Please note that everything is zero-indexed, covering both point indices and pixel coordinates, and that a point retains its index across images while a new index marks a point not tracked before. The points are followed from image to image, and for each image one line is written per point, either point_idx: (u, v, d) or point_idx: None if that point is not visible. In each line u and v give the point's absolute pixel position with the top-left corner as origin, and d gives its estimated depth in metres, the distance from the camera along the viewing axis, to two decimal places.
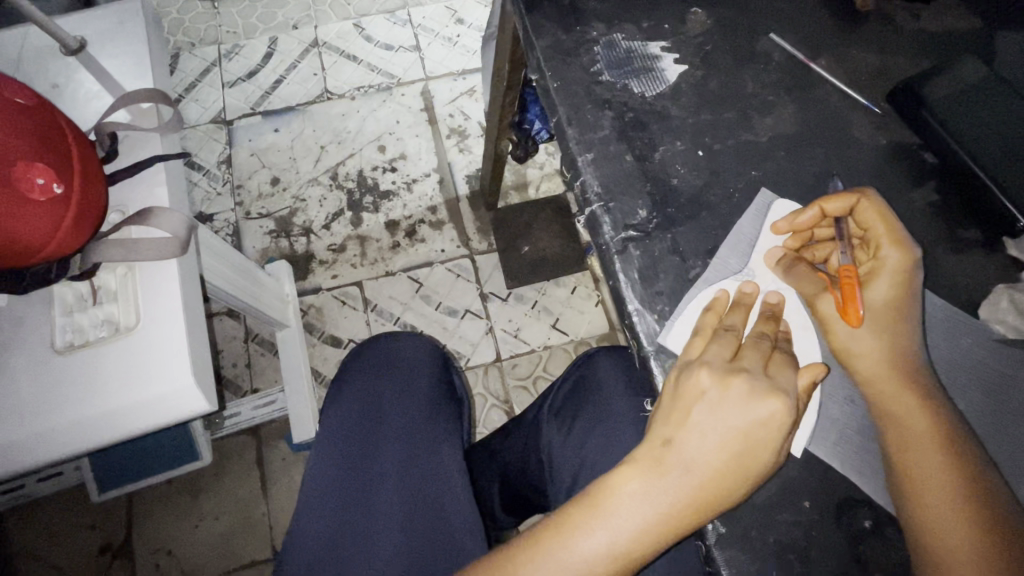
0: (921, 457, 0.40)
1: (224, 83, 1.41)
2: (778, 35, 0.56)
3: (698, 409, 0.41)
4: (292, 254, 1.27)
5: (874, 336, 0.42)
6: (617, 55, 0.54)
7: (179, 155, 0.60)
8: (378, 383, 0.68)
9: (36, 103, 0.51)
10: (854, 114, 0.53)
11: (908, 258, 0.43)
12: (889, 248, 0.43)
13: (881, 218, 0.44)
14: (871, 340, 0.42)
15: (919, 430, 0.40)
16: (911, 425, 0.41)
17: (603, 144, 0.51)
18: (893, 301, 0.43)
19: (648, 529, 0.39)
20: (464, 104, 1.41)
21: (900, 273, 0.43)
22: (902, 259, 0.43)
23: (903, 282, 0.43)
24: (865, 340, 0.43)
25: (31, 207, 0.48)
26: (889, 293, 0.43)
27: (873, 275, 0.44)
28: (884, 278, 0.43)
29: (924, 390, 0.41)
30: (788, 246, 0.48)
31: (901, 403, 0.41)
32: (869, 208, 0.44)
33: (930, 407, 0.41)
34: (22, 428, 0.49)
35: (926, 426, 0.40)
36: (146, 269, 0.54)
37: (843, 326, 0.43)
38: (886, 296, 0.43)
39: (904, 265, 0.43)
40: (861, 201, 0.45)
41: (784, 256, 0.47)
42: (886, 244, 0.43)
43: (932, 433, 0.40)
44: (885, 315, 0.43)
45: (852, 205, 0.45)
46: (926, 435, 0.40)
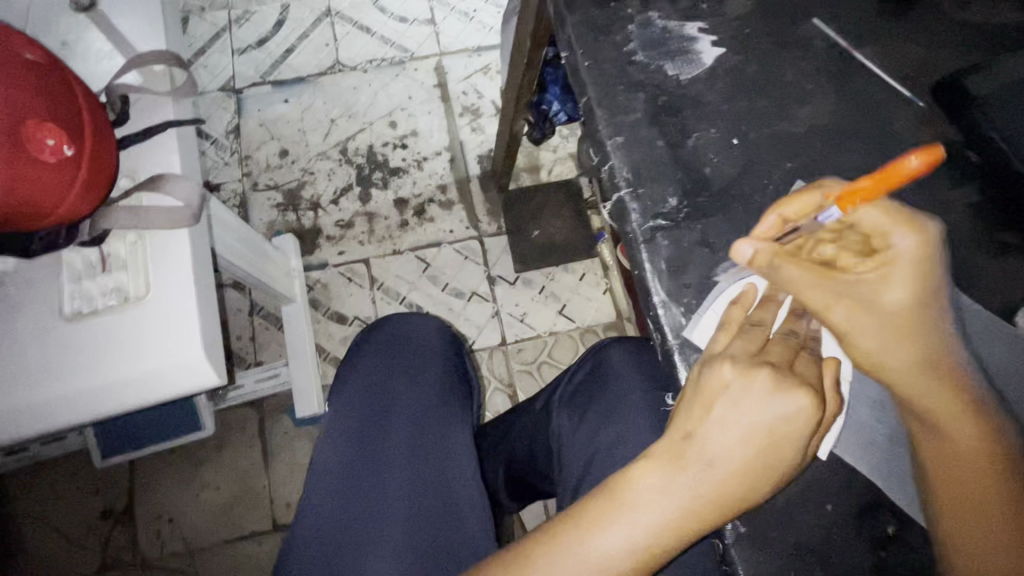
0: (970, 471, 0.38)
1: (233, 50, 1.37)
2: (821, 20, 0.53)
3: (721, 404, 0.39)
4: (300, 228, 1.26)
5: (894, 345, 0.38)
6: (652, 34, 0.52)
7: (193, 122, 0.58)
8: (392, 365, 0.67)
9: (46, 60, 0.49)
10: (896, 107, 0.50)
11: (924, 240, 0.37)
12: (898, 234, 0.37)
13: (878, 211, 0.38)
14: (888, 347, 0.38)
15: (961, 445, 0.38)
16: (957, 435, 0.38)
17: (634, 127, 0.49)
18: (911, 299, 0.37)
19: (666, 527, 0.38)
20: (479, 82, 1.38)
21: (917, 261, 0.37)
22: (920, 244, 0.37)
23: (924, 270, 0.37)
24: (876, 347, 0.38)
25: (43, 168, 0.47)
26: (909, 289, 0.37)
27: (885, 267, 0.37)
28: (897, 271, 0.37)
29: (970, 394, 0.38)
30: (765, 261, 0.40)
31: (948, 412, 0.38)
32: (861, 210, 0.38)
33: (976, 412, 0.38)
34: (34, 394, 0.49)
35: (972, 433, 0.38)
36: (157, 237, 0.53)
37: (860, 334, 0.38)
38: (904, 295, 0.37)
39: (921, 250, 0.37)
40: (848, 207, 0.38)
41: (764, 268, 0.40)
42: (894, 233, 0.37)
43: (980, 442, 0.38)
44: (905, 319, 0.38)
45: (857, 193, 0.37)
46: (974, 443, 0.38)
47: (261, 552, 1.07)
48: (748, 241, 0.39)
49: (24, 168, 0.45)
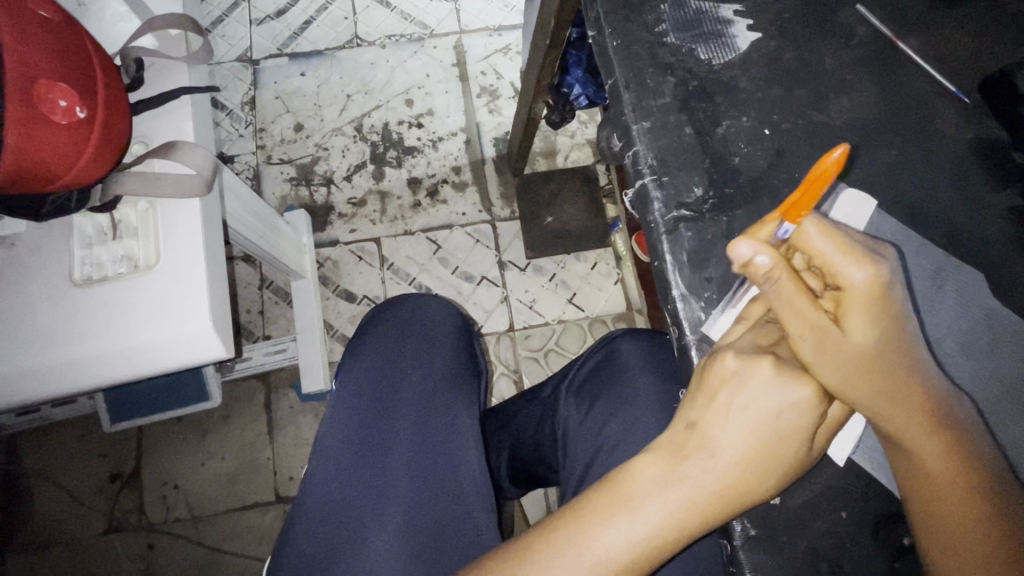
0: (944, 496, 0.36)
1: (251, 20, 1.35)
2: (866, 8, 0.50)
3: (727, 393, 0.38)
4: (312, 204, 1.25)
5: (858, 380, 0.35)
6: (686, 16, 0.49)
7: (207, 89, 0.57)
8: (398, 341, 0.66)
9: (60, 18, 0.48)
10: (940, 102, 0.48)
11: (878, 278, 0.35)
12: (851, 270, 0.35)
13: (828, 238, 0.36)
14: (853, 384, 0.36)
15: (934, 461, 0.36)
16: (932, 465, 0.36)
17: (662, 113, 0.47)
18: (875, 335, 0.35)
19: (669, 521, 0.37)
20: (498, 62, 1.35)
21: (873, 297, 0.35)
22: (871, 281, 0.35)
23: (880, 309, 0.35)
24: (840, 379, 0.36)
25: (53, 129, 0.45)
26: (872, 326, 0.35)
27: (847, 306, 0.35)
28: (859, 309, 0.35)
29: (948, 424, 0.36)
30: (762, 270, 0.35)
31: (919, 442, 0.36)
32: (810, 227, 0.36)
33: (954, 447, 0.36)
34: (43, 356, 0.49)
35: (949, 461, 0.36)
36: (167, 206, 0.52)
37: (821, 365, 0.36)
38: (867, 332, 0.35)
39: (876, 287, 0.35)
40: (797, 222, 0.36)
41: (758, 278, 0.35)
42: (844, 267, 0.35)
43: (956, 477, 0.36)
44: (867, 357, 0.35)
45: (793, 206, 0.35)
46: (948, 474, 0.36)
47: (263, 522, 1.08)
48: (745, 240, 0.35)
49: (35, 129, 0.44)
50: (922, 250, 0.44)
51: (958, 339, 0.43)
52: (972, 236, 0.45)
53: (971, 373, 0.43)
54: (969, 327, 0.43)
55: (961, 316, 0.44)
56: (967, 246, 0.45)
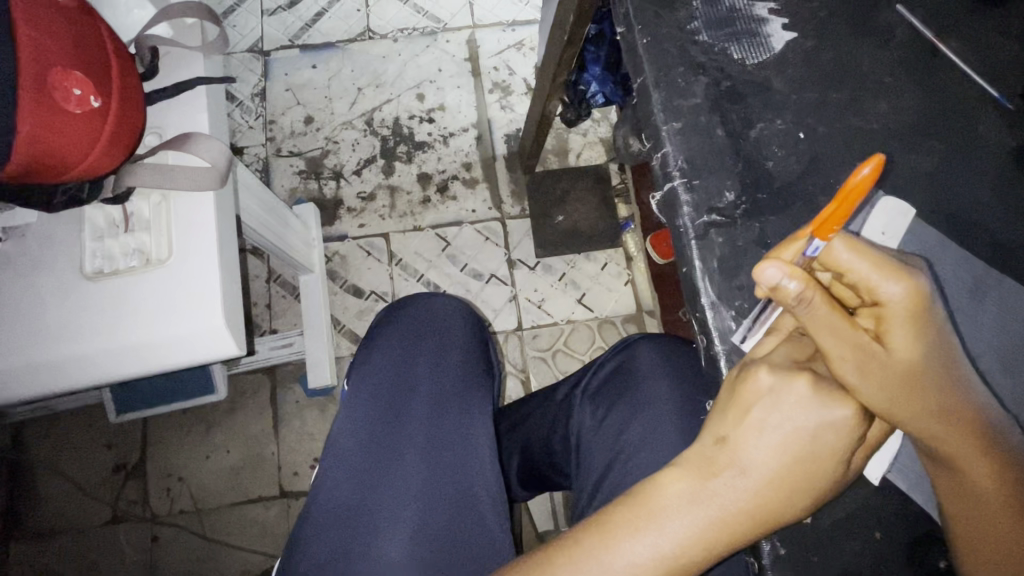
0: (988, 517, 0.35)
1: (263, 10, 1.34)
2: (905, 8, 0.49)
3: (761, 409, 0.36)
4: (321, 198, 1.24)
5: (901, 399, 0.34)
6: (718, 13, 0.48)
7: (222, 80, 0.56)
8: (411, 343, 0.65)
9: (75, 4, 0.46)
10: (982, 108, 0.46)
11: (916, 290, 0.33)
12: (889, 286, 0.34)
13: (860, 254, 0.34)
14: (897, 403, 0.34)
15: (980, 482, 0.35)
16: (979, 485, 0.35)
17: (693, 113, 0.45)
18: (918, 349, 0.34)
19: (696, 540, 0.36)
20: (512, 58, 1.33)
21: (912, 311, 0.34)
22: (910, 294, 0.33)
23: (920, 322, 0.34)
24: (883, 398, 0.34)
25: (67, 119, 0.44)
26: (914, 340, 0.34)
27: (887, 321, 0.34)
28: (897, 323, 0.34)
29: (999, 444, 0.35)
30: (792, 294, 0.33)
31: (967, 462, 0.35)
32: (840, 244, 0.34)
33: (1004, 467, 0.35)
34: (56, 350, 0.48)
35: (996, 482, 0.35)
36: (181, 199, 0.51)
37: (863, 385, 0.34)
38: (909, 346, 0.34)
39: (915, 301, 0.33)
40: (828, 238, 0.34)
41: (790, 302, 0.33)
42: (880, 281, 0.34)
43: (1010, 501, 0.34)
44: (911, 374, 0.34)
45: (826, 221, 0.33)
46: (994, 494, 0.34)
47: (267, 517, 1.07)
48: (773, 263, 0.33)
49: (49, 119, 0.43)
50: (962, 262, 0.43)
51: (998, 356, 0.42)
52: (1014, 248, 0.43)
53: (1011, 391, 0.41)
54: (1010, 344, 0.42)
55: (1001, 332, 0.42)
56: (1008, 258, 0.43)
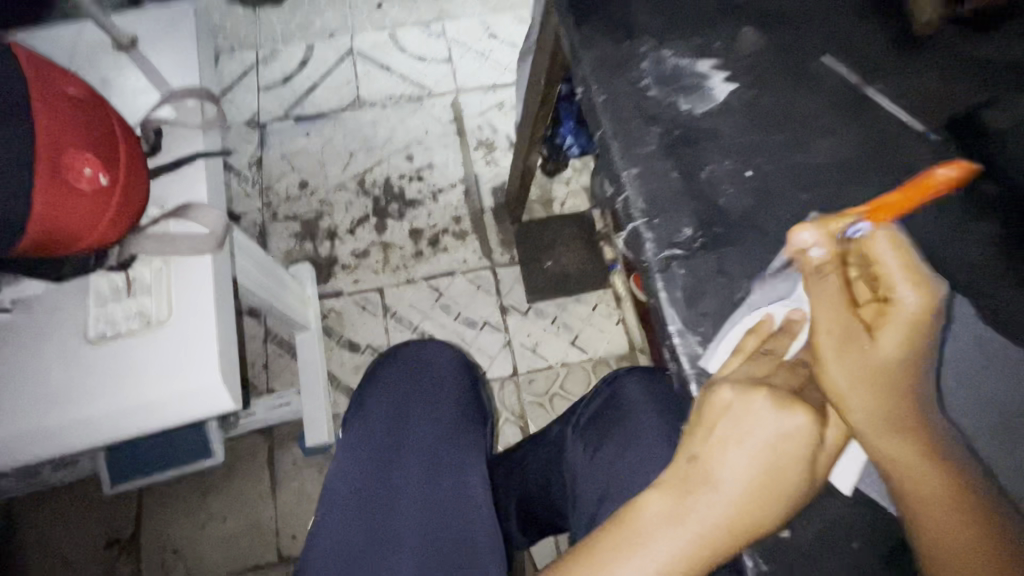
0: (943, 532, 0.36)
1: (259, 87, 1.43)
2: (833, 57, 0.54)
3: (725, 424, 0.38)
4: (316, 258, 1.29)
5: (867, 391, 0.38)
6: (665, 71, 0.53)
7: (220, 153, 0.60)
8: (405, 390, 0.67)
9: (88, 95, 0.52)
10: (911, 142, 0.51)
11: (924, 302, 0.40)
12: (902, 288, 0.41)
13: (899, 254, 0.42)
14: (861, 393, 0.38)
15: (933, 494, 0.36)
16: (930, 499, 0.36)
17: (649, 159, 0.50)
18: (904, 352, 0.39)
19: (680, 559, 0.37)
20: (494, 118, 1.42)
21: (911, 318, 0.40)
22: (920, 302, 0.40)
23: (916, 331, 0.40)
24: (850, 383, 0.38)
25: (78, 195, 0.48)
26: (901, 344, 0.39)
27: (892, 319, 0.40)
28: (895, 325, 0.40)
29: (954, 468, 0.37)
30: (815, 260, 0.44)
31: (921, 475, 0.37)
32: (881, 238, 0.43)
33: (957, 488, 0.37)
34: (60, 413, 0.50)
35: (949, 498, 0.36)
36: (180, 263, 0.55)
37: (836, 367, 0.39)
38: (898, 347, 0.39)
39: (919, 310, 0.40)
40: (875, 227, 0.44)
41: (810, 269, 0.43)
42: (898, 284, 0.41)
43: (966, 524, 0.36)
44: (890, 368, 0.39)
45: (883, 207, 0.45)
46: (947, 511, 0.36)
47: None
48: (809, 231, 0.44)
49: (62, 198, 0.47)
50: None
51: (958, 362, 0.43)
52: (958, 262, 0.46)
53: (973, 397, 0.43)
54: (970, 351, 0.43)
55: (958, 340, 0.44)
56: (955, 272, 0.46)
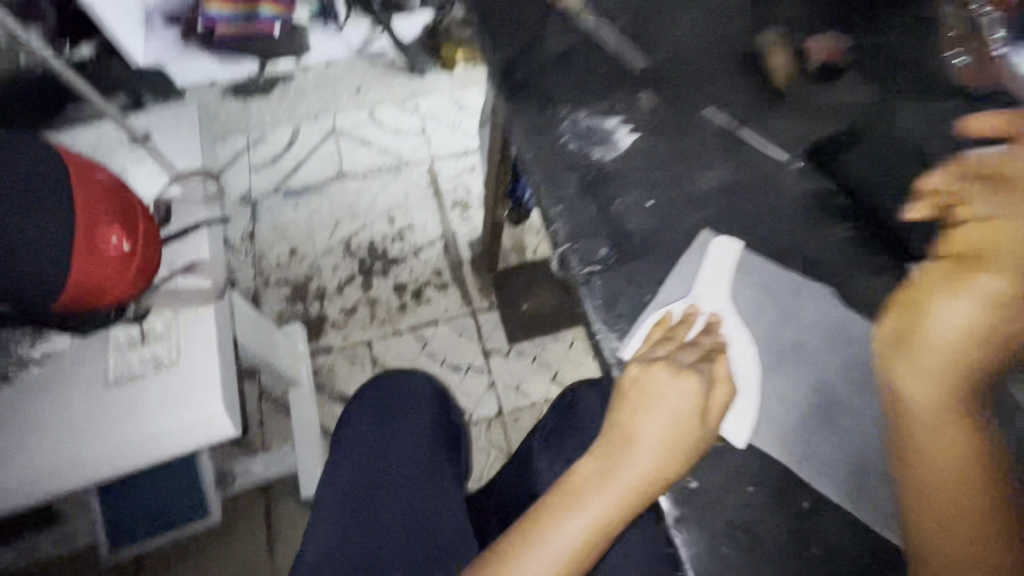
0: (963, 484, 0.40)
1: (251, 169, 1.58)
2: (713, 109, 0.67)
3: (635, 394, 0.48)
4: (308, 317, 1.38)
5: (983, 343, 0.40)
6: (581, 129, 0.65)
7: (220, 221, 0.72)
8: (383, 415, 0.74)
9: (115, 181, 0.63)
10: (779, 170, 0.63)
11: None
12: None
13: None
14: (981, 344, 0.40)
15: (963, 453, 0.41)
16: (959, 454, 0.41)
17: (571, 199, 0.61)
18: None
19: (611, 508, 0.45)
20: (467, 180, 1.57)
21: None
22: None
23: None
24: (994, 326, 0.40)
25: (108, 261, 0.58)
26: None
27: None
28: None
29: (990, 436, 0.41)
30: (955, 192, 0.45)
31: (957, 434, 0.41)
32: None
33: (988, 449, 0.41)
34: (88, 448, 0.59)
35: (975, 458, 0.41)
36: (188, 313, 0.65)
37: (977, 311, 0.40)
38: None
39: None
40: None
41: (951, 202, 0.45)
42: None
43: (980, 480, 0.41)
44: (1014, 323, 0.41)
45: None
46: (970, 468, 0.41)
47: None
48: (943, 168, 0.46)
49: (97, 264, 0.57)
50: (784, 274, 0.56)
51: (826, 337, 0.53)
52: (819, 262, 0.58)
53: (842, 363, 0.52)
54: (834, 328, 0.54)
55: (823, 320, 0.54)
56: (817, 269, 0.57)
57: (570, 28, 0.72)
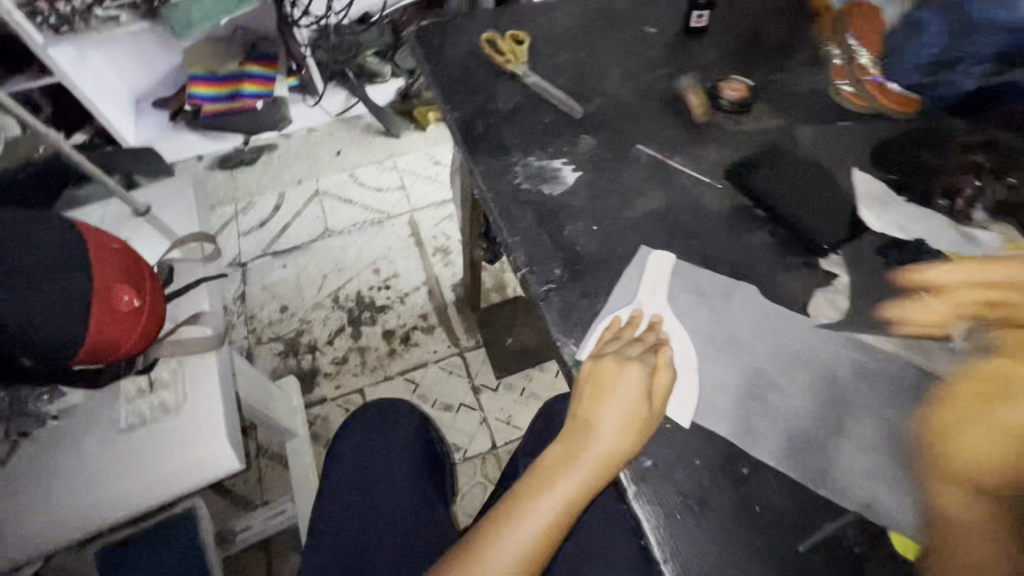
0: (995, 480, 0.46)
1: (240, 233, 1.67)
2: (644, 144, 0.78)
3: (591, 387, 0.56)
4: (301, 370, 1.44)
5: None
6: (532, 170, 0.75)
7: (218, 277, 0.81)
8: (373, 444, 0.80)
9: (125, 246, 0.71)
10: (704, 190, 0.73)
11: None
12: None
13: None
14: None
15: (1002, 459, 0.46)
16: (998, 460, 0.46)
17: (527, 230, 0.70)
18: None
19: (575, 488, 0.51)
20: (446, 227, 1.68)
21: None
22: None
23: None
24: None
25: (120, 316, 0.65)
26: None
27: None
28: None
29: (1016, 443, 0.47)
30: None
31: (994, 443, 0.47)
32: None
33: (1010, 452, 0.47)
34: (102, 493, 0.65)
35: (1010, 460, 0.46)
36: (193, 361, 0.73)
37: None
38: None
39: None
40: None
41: None
42: None
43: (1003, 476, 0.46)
44: None
45: None
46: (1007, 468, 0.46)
47: None
48: None
49: (111, 319, 0.64)
50: (714, 277, 0.65)
51: (754, 327, 0.61)
52: (746, 265, 0.66)
53: (769, 348, 0.59)
54: (762, 318, 0.61)
55: (752, 313, 0.62)
56: (744, 270, 0.66)
57: (518, 87, 0.84)
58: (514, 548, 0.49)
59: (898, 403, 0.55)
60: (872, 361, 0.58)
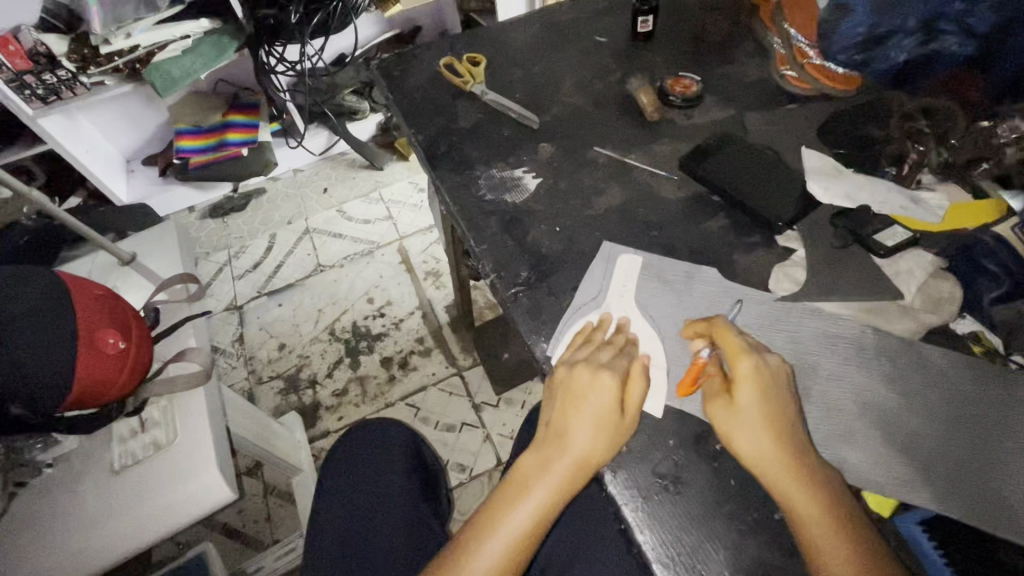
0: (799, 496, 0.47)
1: (234, 277, 1.70)
2: (601, 146, 0.80)
3: (564, 393, 0.56)
4: (302, 405, 1.45)
5: None
6: (495, 181, 0.78)
7: (202, 314, 0.83)
8: (364, 465, 0.81)
9: (109, 293, 0.74)
10: (662, 183, 0.75)
11: None
12: None
13: None
14: None
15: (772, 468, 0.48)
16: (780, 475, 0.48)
17: (493, 238, 0.72)
18: None
19: (549, 493, 0.52)
20: (435, 251, 1.71)
21: None
22: None
23: None
24: None
25: (107, 357, 0.67)
26: None
27: None
28: None
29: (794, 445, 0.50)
30: None
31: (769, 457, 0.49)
32: None
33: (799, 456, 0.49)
34: (98, 534, 0.66)
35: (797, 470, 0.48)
36: (182, 398, 0.75)
37: None
38: None
39: None
40: None
41: None
42: None
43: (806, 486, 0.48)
44: None
45: None
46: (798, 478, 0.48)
47: None
48: None
49: (99, 360, 0.66)
50: (676, 264, 0.67)
51: (717, 307, 0.62)
52: (707, 250, 0.68)
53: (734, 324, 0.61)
54: (722, 297, 0.63)
55: (715, 294, 0.63)
56: (705, 255, 0.67)
57: (477, 105, 0.87)
58: (491, 554, 0.50)
59: (861, 365, 0.56)
60: (833, 327, 0.59)
